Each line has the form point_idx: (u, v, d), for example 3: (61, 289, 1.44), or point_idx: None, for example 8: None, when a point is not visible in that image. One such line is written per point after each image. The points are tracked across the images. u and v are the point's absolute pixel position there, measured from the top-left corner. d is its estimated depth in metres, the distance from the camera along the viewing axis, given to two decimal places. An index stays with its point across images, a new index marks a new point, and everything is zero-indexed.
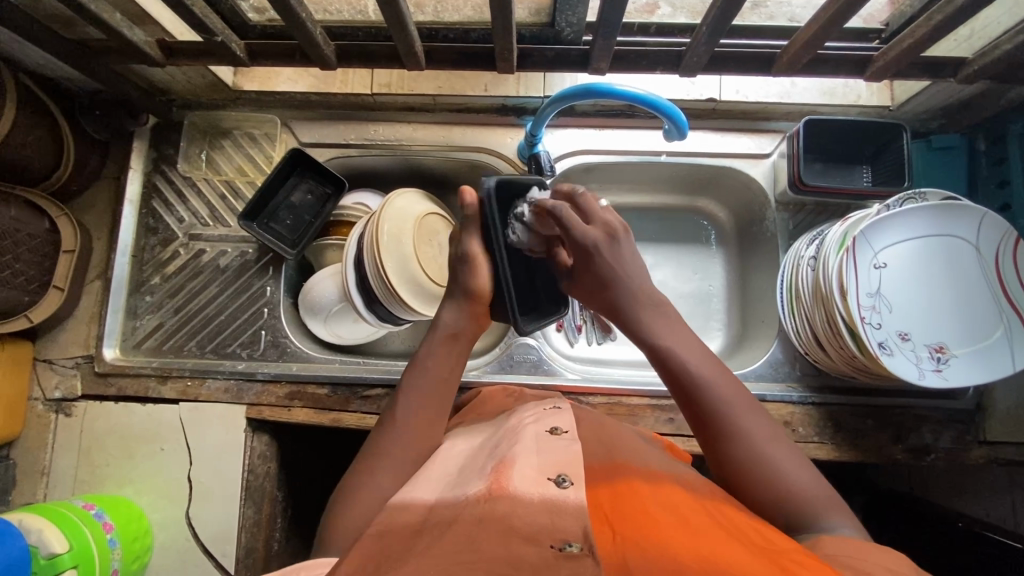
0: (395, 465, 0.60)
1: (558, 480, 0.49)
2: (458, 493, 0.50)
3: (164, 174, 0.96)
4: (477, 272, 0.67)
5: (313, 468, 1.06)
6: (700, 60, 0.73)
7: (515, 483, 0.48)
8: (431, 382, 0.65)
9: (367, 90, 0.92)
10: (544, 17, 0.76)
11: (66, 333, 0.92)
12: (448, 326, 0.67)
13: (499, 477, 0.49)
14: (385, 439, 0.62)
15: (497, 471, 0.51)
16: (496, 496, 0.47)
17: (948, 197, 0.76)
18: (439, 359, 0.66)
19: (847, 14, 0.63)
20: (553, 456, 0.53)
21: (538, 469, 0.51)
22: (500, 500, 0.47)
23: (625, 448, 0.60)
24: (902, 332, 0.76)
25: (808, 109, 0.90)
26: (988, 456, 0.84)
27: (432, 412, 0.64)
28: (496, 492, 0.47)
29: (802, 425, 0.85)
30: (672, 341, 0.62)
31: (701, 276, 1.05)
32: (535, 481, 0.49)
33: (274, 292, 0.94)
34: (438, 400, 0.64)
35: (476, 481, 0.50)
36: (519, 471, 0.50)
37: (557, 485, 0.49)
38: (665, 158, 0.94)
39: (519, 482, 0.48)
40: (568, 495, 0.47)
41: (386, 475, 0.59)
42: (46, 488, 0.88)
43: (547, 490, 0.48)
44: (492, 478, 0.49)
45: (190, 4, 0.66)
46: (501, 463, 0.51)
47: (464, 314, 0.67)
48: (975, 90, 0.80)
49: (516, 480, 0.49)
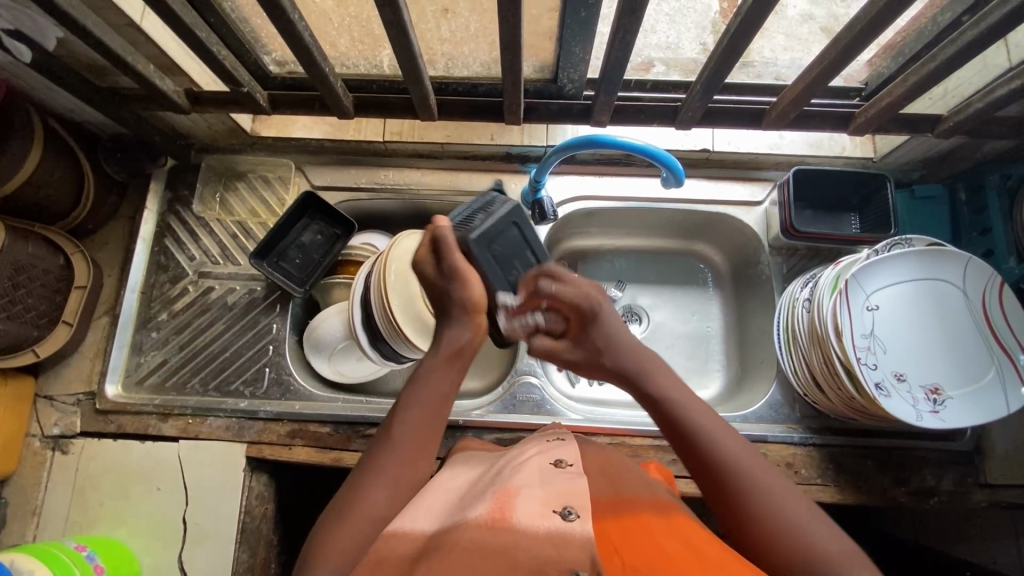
0: (392, 482, 0.58)
1: (564, 512, 0.48)
2: (463, 518, 0.50)
3: (178, 214, 0.99)
4: (465, 286, 0.66)
5: (309, 510, 1.04)
6: (694, 115, 0.79)
7: (521, 515, 0.48)
8: (445, 390, 0.65)
9: (379, 138, 0.98)
10: (547, 74, 0.81)
11: (68, 369, 0.92)
12: (453, 342, 0.66)
13: (502, 508, 0.49)
14: (382, 450, 0.61)
15: (499, 499, 0.51)
16: (500, 527, 0.47)
17: (932, 243, 0.80)
18: (463, 371, 0.67)
19: (826, 77, 0.68)
20: (559, 488, 0.52)
21: (543, 500, 0.50)
22: (504, 531, 0.47)
23: (628, 480, 0.60)
24: (898, 372, 0.78)
25: (797, 160, 0.96)
26: (989, 499, 0.85)
27: (428, 428, 0.63)
28: (499, 523, 0.47)
29: (804, 466, 0.85)
30: (662, 383, 0.66)
31: (699, 317, 1.07)
32: (540, 512, 0.48)
33: (279, 329, 0.95)
34: (435, 415, 0.64)
35: (479, 507, 0.50)
36: (523, 503, 0.49)
37: (563, 518, 0.48)
38: (662, 204, 0.99)
39: (524, 513, 0.48)
40: (575, 528, 0.47)
41: (387, 484, 0.58)
42: (37, 528, 0.85)
43: (553, 522, 0.47)
44: (495, 506, 0.49)
45: (222, 59, 0.70)
46: (504, 493, 0.51)
47: (468, 325, 0.67)
48: (952, 144, 0.86)
49: (519, 512, 0.48)
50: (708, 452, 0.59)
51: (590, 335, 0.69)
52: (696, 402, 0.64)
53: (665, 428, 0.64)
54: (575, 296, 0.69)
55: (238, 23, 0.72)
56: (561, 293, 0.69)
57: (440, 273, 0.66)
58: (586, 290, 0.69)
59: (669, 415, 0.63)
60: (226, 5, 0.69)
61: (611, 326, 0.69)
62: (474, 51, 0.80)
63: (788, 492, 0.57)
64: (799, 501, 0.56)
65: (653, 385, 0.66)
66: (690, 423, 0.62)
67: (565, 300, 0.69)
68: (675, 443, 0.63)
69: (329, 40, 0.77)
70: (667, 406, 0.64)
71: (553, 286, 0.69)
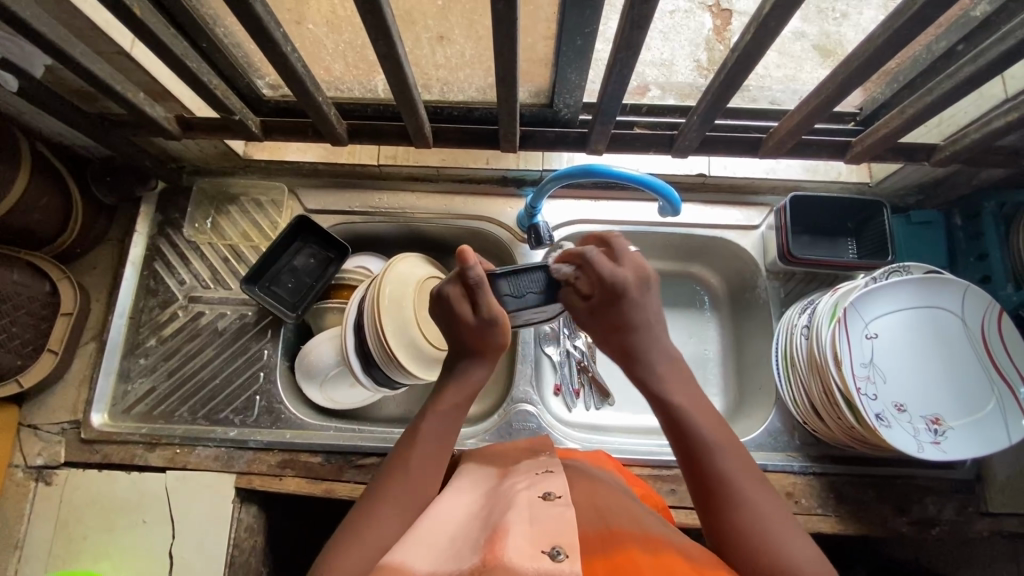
0: (401, 507, 0.58)
1: (553, 553, 0.45)
2: (450, 565, 0.47)
3: (169, 237, 0.98)
4: (502, 330, 0.66)
5: (301, 540, 1.02)
6: (691, 143, 0.78)
7: (509, 554, 0.45)
8: (449, 425, 0.64)
9: (374, 161, 0.97)
10: (542, 99, 0.80)
11: (55, 398, 0.91)
12: (470, 383, 0.67)
13: (492, 550, 0.46)
14: (393, 480, 0.60)
15: (489, 542, 0.47)
16: (489, 571, 0.44)
17: (930, 270, 0.80)
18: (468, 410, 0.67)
19: (825, 109, 0.68)
20: (548, 526, 0.48)
21: (531, 539, 0.47)
22: (492, 574, 0.43)
23: (616, 511, 0.57)
24: (899, 403, 0.77)
25: (793, 185, 0.96)
26: (990, 528, 0.84)
27: (436, 461, 0.62)
28: (489, 566, 0.44)
29: (804, 496, 0.84)
30: (673, 384, 0.63)
31: (697, 339, 1.06)
32: (529, 553, 0.45)
33: (270, 355, 0.93)
34: (444, 447, 0.63)
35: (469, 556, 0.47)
36: (512, 542, 0.46)
37: (552, 559, 0.44)
38: (659, 228, 0.98)
39: (513, 552, 0.45)
40: (564, 569, 0.43)
41: (394, 516, 0.57)
42: (18, 563, 0.83)
43: (541, 564, 0.44)
44: (485, 550, 0.46)
45: (214, 88, 0.69)
46: (493, 535, 0.48)
47: (486, 363, 0.68)
48: (947, 170, 0.86)
49: (509, 551, 0.45)
50: (710, 457, 0.57)
51: (614, 309, 0.65)
52: (703, 406, 0.62)
53: (667, 426, 0.61)
54: (609, 276, 0.64)
55: (230, 49, 0.71)
56: (597, 264, 0.65)
57: (477, 324, 0.65)
58: (619, 269, 0.65)
59: (676, 417, 0.60)
60: (218, 32, 0.68)
61: (638, 308, 0.65)
62: (470, 77, 0.79)
63: (778, 513, 0.54)
64: (789, 523, 0.53)
65: (664, 387, 0.63)
66: (696, 431, 0.59)
67: (597, 273, 0.65)
68: (675, 444, 0.60)
69: (323, 65, 0.76)
70: (676, 406, 0.61)
71: (595, 256, 0.65)
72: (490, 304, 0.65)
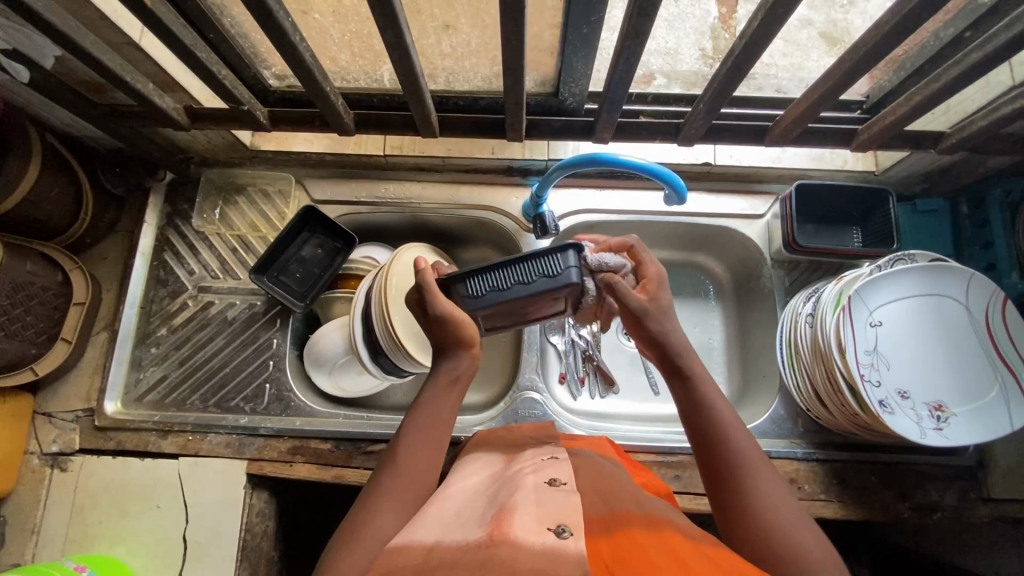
0: (399, 505, 0.58)
1: (559, 530, 0.46)
2: (457, 539, 0.48)
3: (177, 228, 0.99)
4: (461, 325, 0.65)
5: (310, 524, 1.04)
6: (698, 131, 0.78)
7: (515, 531, 0.46)
8: (445, 416, 0.63)
9: (380, 151, 0.97)
10: (548, 87, 0.81)
11: (68, 386, 0.92)
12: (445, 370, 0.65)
13: (499, 526, 0.47)
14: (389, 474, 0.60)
15: (496, 519, 0.49)
16: (495, 545, 0.45)
17: (935, 258, 0.80)
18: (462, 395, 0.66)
19: (830, 97, 0.68)
20: (554, 507, 0.49)
21: (538, 518, 0.48)
22: (498, 548, 0.44)
23: (620, 495, 0.58)
24: (902, 389, 0.77)
25: (798, 173, 0.96)
26: (992, 513, 0.85)
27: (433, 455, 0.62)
28: (495, 540, 0.45)
29: (808, 482, 0.85)
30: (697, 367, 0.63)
31: (701, 329, 1.07)
32: (536, 530, 0.46)
33: (280, 344, 0.94)
34: (438, 439, 0.62)
35: (476, 531, 0.48)
36: (520, 520, 0.47)
37: (557, 535, 0.46)
38: (663, 218, 0.99)
39: (520, 529, 0.46)
40: (568, 544, 0.45)
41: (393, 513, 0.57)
42: (35, 546, 0.85)
43: (547, 539, 0.45)
44: (492, 525, 0.47)
45: (222, 78, 0.70)
46: (501, 512, 0.49)
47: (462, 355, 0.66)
48: (951, 159, 0.86)
49: (516, 529, 0.46)
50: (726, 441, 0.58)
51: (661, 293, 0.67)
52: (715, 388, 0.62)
53: (684, 405, 0.62)
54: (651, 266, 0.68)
55: (237, 40, 0.71)
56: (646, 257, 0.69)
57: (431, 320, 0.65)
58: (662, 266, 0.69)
59: (694, 398, 0.61)
60: (225, 22, 0.69)
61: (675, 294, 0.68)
62: (475, 67, 0.79)
63: (789, 499, 0.55)
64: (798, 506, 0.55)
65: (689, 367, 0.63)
66: (711, 409, 0.60)
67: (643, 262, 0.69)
68: (692, 425, 0.60)
69: (330, 55, 0.76)
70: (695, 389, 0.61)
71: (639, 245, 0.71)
72: (444, 305, 0.65)
